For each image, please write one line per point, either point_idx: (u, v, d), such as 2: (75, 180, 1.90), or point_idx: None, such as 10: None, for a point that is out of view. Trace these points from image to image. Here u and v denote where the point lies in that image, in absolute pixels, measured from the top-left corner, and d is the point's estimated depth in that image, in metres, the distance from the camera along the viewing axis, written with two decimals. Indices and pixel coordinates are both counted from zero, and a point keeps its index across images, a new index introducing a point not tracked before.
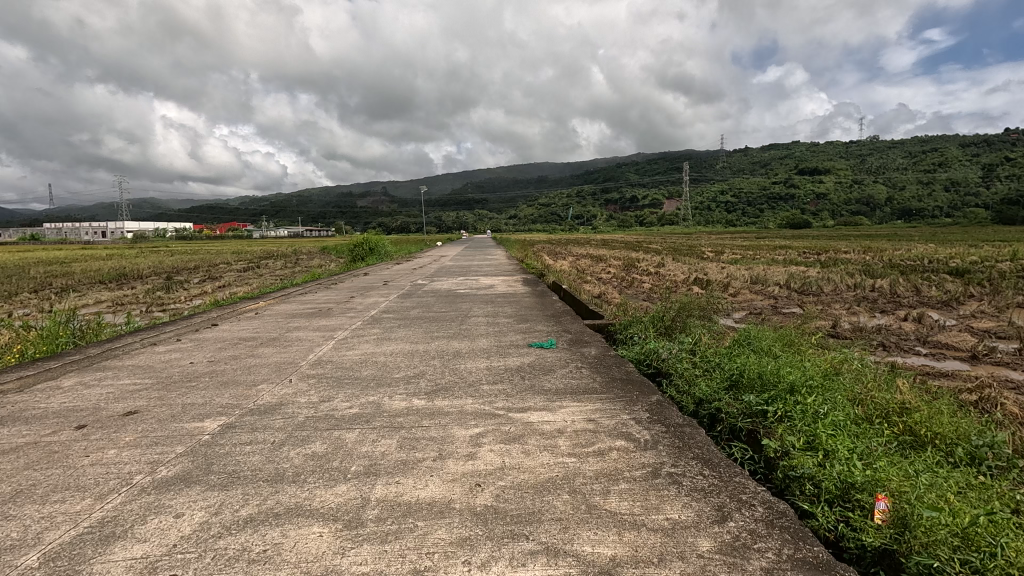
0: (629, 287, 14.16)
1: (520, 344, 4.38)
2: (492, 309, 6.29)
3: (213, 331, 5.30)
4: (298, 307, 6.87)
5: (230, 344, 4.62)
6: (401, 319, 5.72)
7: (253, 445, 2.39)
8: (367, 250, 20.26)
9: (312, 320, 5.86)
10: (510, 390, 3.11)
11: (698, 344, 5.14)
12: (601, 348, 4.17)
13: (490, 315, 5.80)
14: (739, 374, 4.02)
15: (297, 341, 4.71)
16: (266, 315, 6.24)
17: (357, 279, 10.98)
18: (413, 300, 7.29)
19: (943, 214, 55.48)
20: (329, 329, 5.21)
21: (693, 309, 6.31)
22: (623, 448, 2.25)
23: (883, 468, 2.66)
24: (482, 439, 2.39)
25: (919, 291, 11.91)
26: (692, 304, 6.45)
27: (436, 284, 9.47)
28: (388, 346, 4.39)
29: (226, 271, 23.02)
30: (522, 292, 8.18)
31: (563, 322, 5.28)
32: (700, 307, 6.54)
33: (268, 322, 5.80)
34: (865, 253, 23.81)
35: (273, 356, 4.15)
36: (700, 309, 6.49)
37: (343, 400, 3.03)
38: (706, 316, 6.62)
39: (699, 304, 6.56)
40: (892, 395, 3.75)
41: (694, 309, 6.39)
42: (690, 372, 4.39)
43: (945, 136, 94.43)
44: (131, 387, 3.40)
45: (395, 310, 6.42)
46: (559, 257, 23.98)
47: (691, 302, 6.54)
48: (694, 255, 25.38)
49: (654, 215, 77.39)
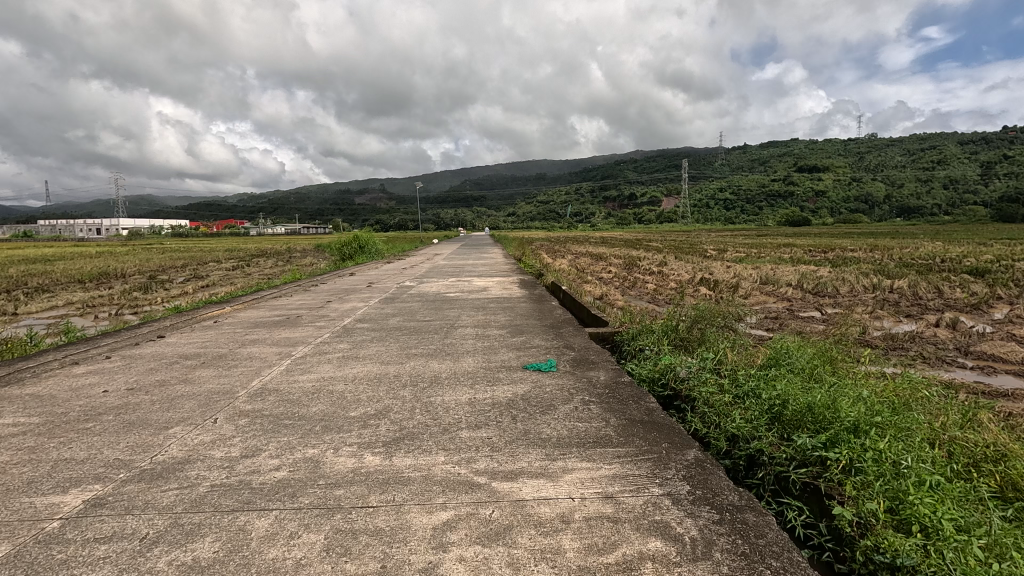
0: (633, 287, 13.42)
1: (512, 365, 3.62)
2: (484, 317, 5.50)
3: (153, 345, 4.52)
4: (265, 314, 6.09)
5: (165, 365, 3.84)
6: (378, 330, 4.96)
7: (108, 546, 1.61)
8: (357, 248, 19.47)
9: (275, 331, 5.07)
10: (496, 441, 2.32)
11: (723, 359, 4.42)
12: (611, 372, 3.40)
13: (479, 325, 5.03)
14: (782, 404, 3.28)
15: (244, 361, 3.93)
16: (226, 325, 5.48)
17: (340, 280, 10.17)
18: (396, 306, 6.50)
19: (944, 211, 54.89)
20: (290, 344, 4.44)
21: (711, 318, 5.59)
22: (661, 557, 1.49)
23: (1015, 560, 1.92)
24: (450, 536, 1.61)
25: (940, 292, 11.18)
26: (710, 310, 5.74)
27: (425, 286, 8.70)
28: (354, 369, 3.61)
29: (212, 270, 22.16)
30: (518, 296, 7.39)
31: (564, 335, 4.51)
32: (719, 315, 5.84)
33: (224, 333, 5.03)
34: (873, 252, 22.73)
35: (210, 382, 3.37)
36: (719, 316, 5.79)
37: (270, 455, 2.25)
38: (725, 324, 5.90)
39: (718, 310, 5.85)
40: (978, 436, 3.00)
41: (714, 318, 5.68)
42: (718, 399, 3.67)
43: (943, 136, 93.99)
44: (6, 430, 2.63)
45: (372, 318, 5.64)
46: (559, 256, 23.17)
47: (708, 307, 5.83)
48: (698, 253, 24.52)
49: (652, 212, 76.79)
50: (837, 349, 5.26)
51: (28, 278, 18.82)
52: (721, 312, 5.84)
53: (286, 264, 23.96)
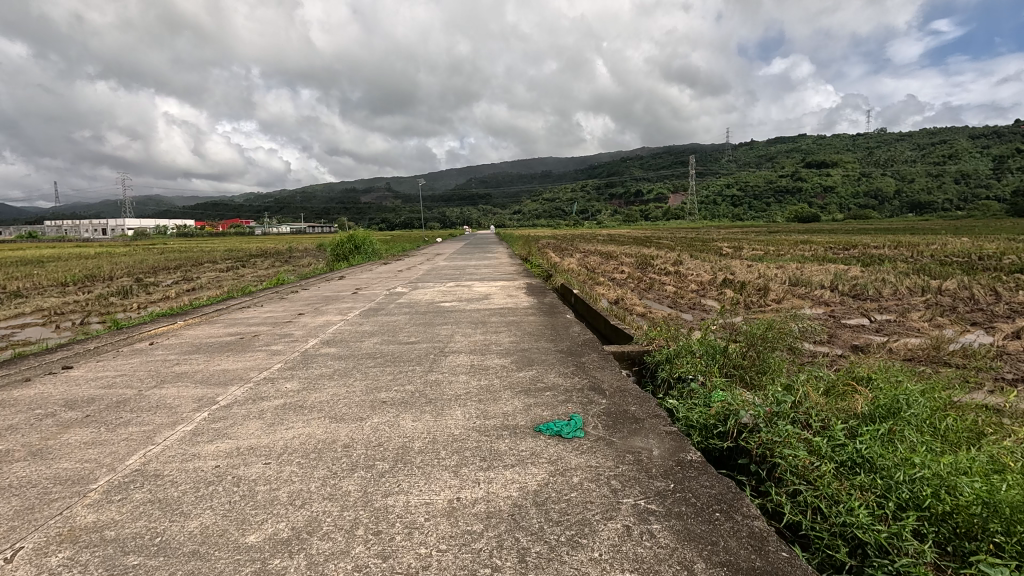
0: (650, 290, 12.25)
1: (518, 424, 2.50)
2: (484, 338, 4.36)
3: (39, 385, 3.39)
4: (215, 332, 5.00)
5: (30, 422, 2.71)
6: (345, 359, 3.82)
7: None
8: (353, 248, 18.44)
9: (215, 360, 3.95)
10: None
11: (806, 400, 3.30)
12: (667, 441, 2.29)
13: (475, 351, 3.92)
14: (935, 492, 2.16)
15: (146, 413, 2.80)
16: (160, 350, 4.34)
17: (324, 285, 9.07)
18: (377, 321, 5.39)
19: (957, 204, 53.44)
20: (223, 383, 3.31)
21: (780, 338, 4.48)
22: None
23: None
24: None
25: (998, 295, 9.95)
26: (776, 327, 4.62)
27: (418, 293, 7.59)
28: (290, 433, 2.47)
29: (202, 272, 21.12)
30: (526, 306, 6.25)
31: (586, 368, 3.40)
32: (787, 336, 4.70)
33: (149, 363, 3.92)
34: (898, 250, 21.54)
35: (67, 459, 2.24)
36: (787, 336, 4.65)
37: None
38: (794, 348, 4.76)
39: (784, 327, 4.72)
40: None
41: (782, 341, 4.56)
42: (818, 472, 2.55)
43: (955, 129, 91.92)
44: None
45: (344, 339, 4.51)
46: (567, 254, 22.12)
47: (772, 324, 4.70)
48: (711, 251, 23.32)
49: (659, 209, 75.46)
50: (953, 375, 4.09)
51: (8, 282, 17.79)
52: (789, 331, 4.71)
53: (280, 264, 22.95)
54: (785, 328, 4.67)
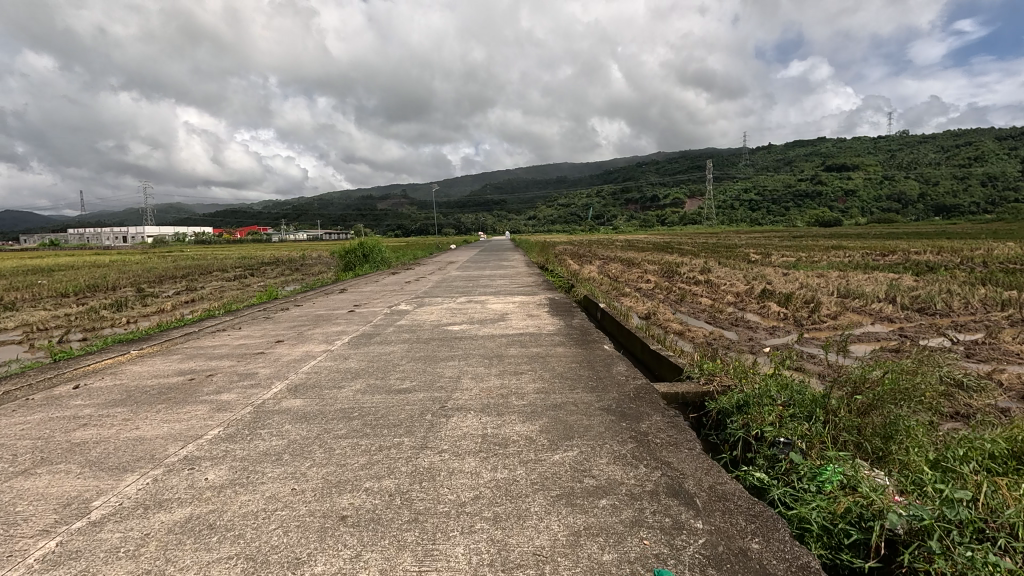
0: (682, 302, 11.09)
1: None
2: (501, 384, 3.28)
3: None
4: (158, 371, 3.94)
5: None
6: (308, 422, 2.74)
7: None
8: (361, 256, 17.49)
9: (135, 419, 2.89)
10: None
11: (995, 499, 2.17)
12: None
13: (490, 409, 2.83)
14: None
15: None
16: (77, 401, 3.30)
17: (320, 302, 8.04)
18: (368, 354, 4.31)
19: (987, 206, 51.24)
20: (120, 468, 2.25)
21: (913, 393, 3.35)
22: None
23: None
24: None
25: None
26: (907, 377, 3.45)
27: (423, 312, 6.55)
28: None
29: (207, 280, 20.34)
30: (550, 330, 5.16)
31: (651, 448, 2.30)
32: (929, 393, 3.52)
33: (44, 425, 2.87)
34: (945, 256, 19.95)
35: None
36: (925, 390, 3.48)
37: None
38: (932, 405, 3.57)
39: (920, 375, 3.54)
40: None
41: (917, 395, 3.39)
42: None
43: (980, 132, 88.94)
44: None
45: (318, 384, 3.45)
46: (587, 261, 21.09)
47: (902, 372, 3.53)
48: (739, 257, 22.11)
49: (676, 214, 73.97)
50: None
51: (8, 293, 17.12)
52: (928, 381, 3.53)
53: (289, 273, 22.14)
54: (922, 381, 3.50)
